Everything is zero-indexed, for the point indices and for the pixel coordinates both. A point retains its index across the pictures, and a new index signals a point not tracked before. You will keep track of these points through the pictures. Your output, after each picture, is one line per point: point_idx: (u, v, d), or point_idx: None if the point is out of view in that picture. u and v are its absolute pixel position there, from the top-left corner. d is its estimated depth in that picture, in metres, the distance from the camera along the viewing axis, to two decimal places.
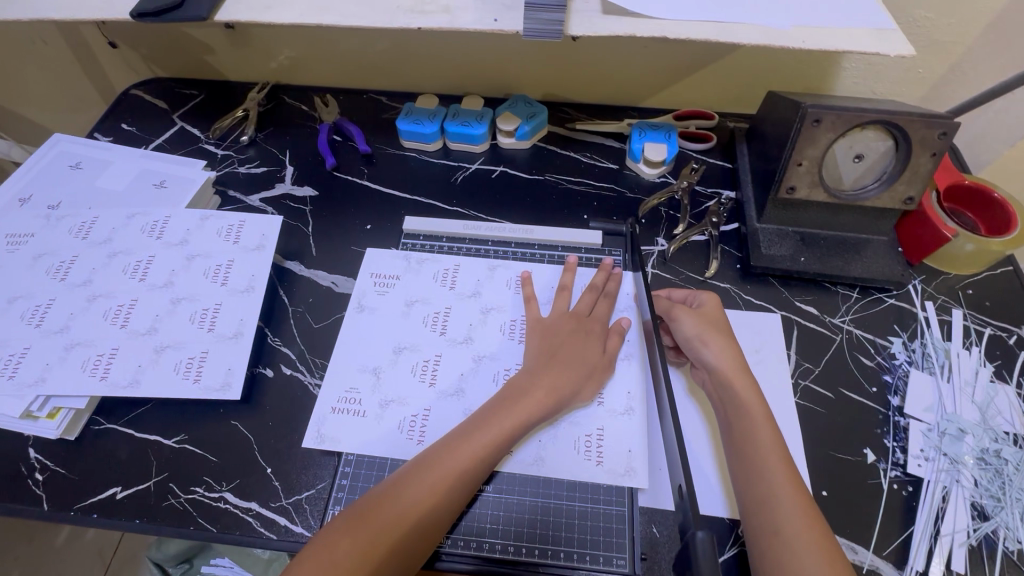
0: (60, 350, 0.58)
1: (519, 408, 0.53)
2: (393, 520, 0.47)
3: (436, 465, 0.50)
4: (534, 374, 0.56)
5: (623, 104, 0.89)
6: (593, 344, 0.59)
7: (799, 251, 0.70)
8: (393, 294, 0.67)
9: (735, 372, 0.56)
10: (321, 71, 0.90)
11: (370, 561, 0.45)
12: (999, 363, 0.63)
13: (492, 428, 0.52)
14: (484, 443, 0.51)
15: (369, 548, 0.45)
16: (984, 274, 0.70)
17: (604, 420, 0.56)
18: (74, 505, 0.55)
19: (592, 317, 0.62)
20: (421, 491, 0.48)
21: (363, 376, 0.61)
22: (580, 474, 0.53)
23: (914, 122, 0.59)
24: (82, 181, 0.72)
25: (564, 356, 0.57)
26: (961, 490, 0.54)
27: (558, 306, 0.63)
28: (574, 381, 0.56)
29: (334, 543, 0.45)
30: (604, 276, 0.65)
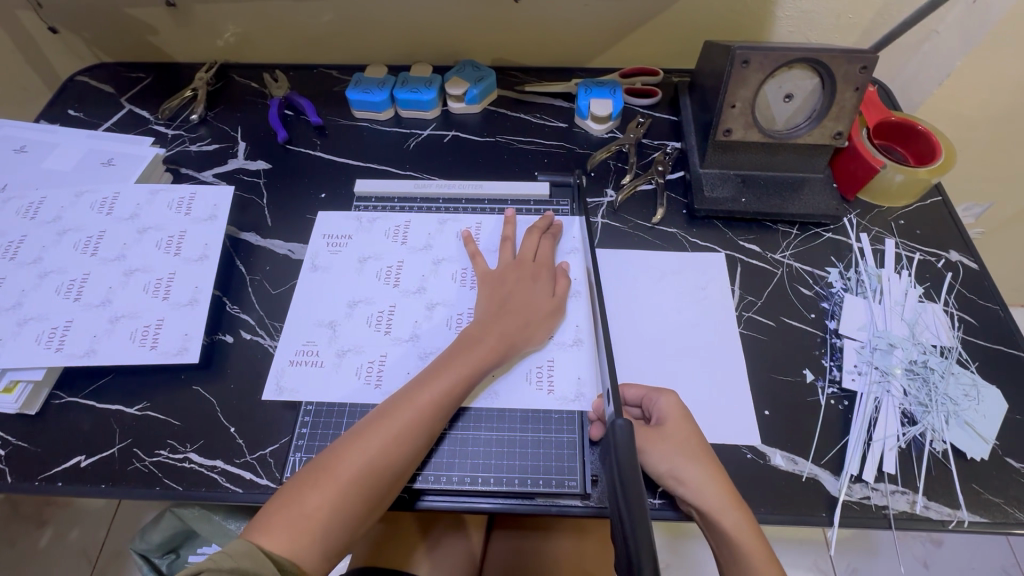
0: (14, 326, 0.59)
1: (474, 353, 0.55)
2: (357, 469, 0.48)
3: (396, 412, 0.51)
4: (487, 321, 0.58)
5: (571, 65, 0.91)
6: (543, 290, 0.61)
7: (740, 192, 0.72)
8: (346, 253, 0.68)
9: (720, 503, 0.48)
10: (268, 47, 0.90)
11: (340, 509, 0.47)
12: (928, 285, 0.67)
13: (449, 373, 0.53)
14: (441, 388, 0.53)
15: (337, 498, 0.47)
16: (915, 206, 0.73)
17: (553, 354, 0.60)
18: (38, 476, 0.55)
19: (538, 261, 0.64)
20: (383, 439, 0.49)
21: (320, 330, 0.63)
22: (534, 405, 0.56)
23: (836, 58, 0.62)
24: (28, 163, 0.72)
25: (516, 302, 0.59)
26: (892, 399, 0.58)
27: (503, 257, 0.64)
28: (526, 326, 0.58)
29: (301, 497, 0.46)
30: (546, 221, 0.68)
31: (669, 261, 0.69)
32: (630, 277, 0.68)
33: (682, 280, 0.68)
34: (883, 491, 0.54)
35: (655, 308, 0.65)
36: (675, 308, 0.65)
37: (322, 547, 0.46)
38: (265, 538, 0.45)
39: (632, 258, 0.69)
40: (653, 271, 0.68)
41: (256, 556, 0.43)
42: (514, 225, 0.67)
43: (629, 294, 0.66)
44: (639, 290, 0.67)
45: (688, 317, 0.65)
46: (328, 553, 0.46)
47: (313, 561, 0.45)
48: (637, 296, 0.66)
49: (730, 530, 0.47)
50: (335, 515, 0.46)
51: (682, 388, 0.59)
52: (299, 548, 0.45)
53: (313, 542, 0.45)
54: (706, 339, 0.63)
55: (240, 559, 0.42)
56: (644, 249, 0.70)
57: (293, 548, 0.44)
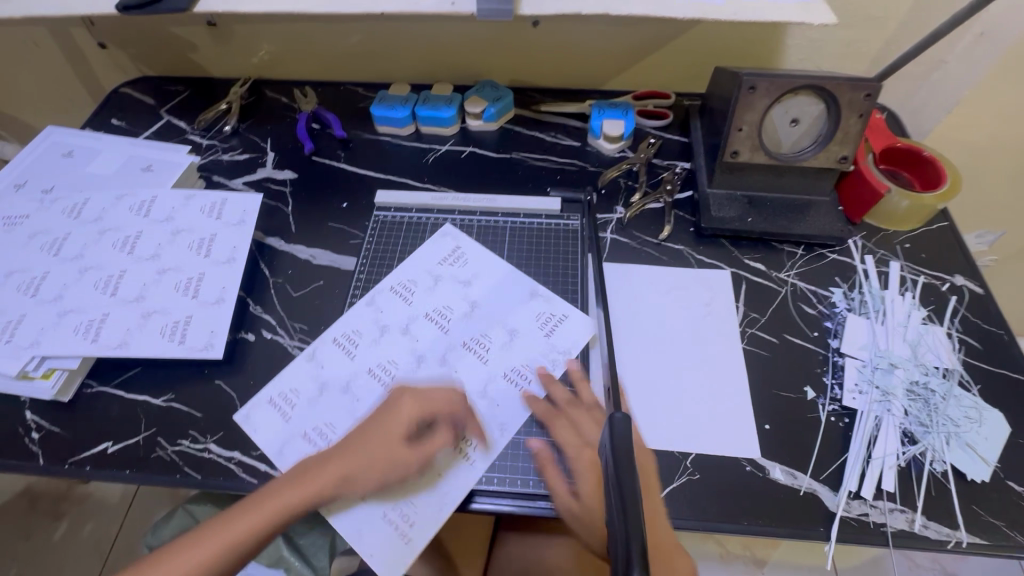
0: (54, 317, 0.63)
1: (365, 445, 0.54)
2: (226, 539, 0.49)
3: (291, 484, 0.52)
4: (393, 406, 0.57)
5: (586, 87, 0.94)
6: (453, 386, 0.59)
7: (746, 212, 0.74)
8: (361, 271, 0.72)
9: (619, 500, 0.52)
10: (299, 65, 0.95)
11: (197, 572, 0.48)
12: (932, 307, 0.68)
13: (353, 455, 0.54)
14: (318, 480, 0.52)
15: (192, 564, 0.48)
16: (920, 230, 0.75)
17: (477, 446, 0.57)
18: (69, 459, 0.59)
19: (475, 359, 0.62)
20: (269, 504, 0.51)
21: (336, 359, 0.64)
22: (421, 514, 0.54)
23: (841, 85, 0.64)
24: (74, 168, 0.77)
25: (417, 400, 0.57)
26: (892, 418, 0.58)
27: (453, 343, 0.62)
28: (428, 419, 0.56)
29: (165, 558, 0.49)
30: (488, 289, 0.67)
31: (676, 277, 0.71)
32: (638, 291, 0.70)
33: (688, 294, 0.69)
34: (881, 509, 0.54)
35: (660, 322, 0.67)
36: (680, 323, 0.67)
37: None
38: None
39: (639, 273, 0.72)
40: (659, 286, 0.70)
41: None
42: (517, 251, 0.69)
43: (634, 307, 0.68)
44: (643, 304, 0.69)
45: (692, 331, 0.66)
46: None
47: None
48: (641, 309, 0.68)
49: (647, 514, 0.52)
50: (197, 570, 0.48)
51: (683, 399, 0.61)
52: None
53: None
54: (708, 353, 0.65)
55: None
56: (651, 264, 0.73)
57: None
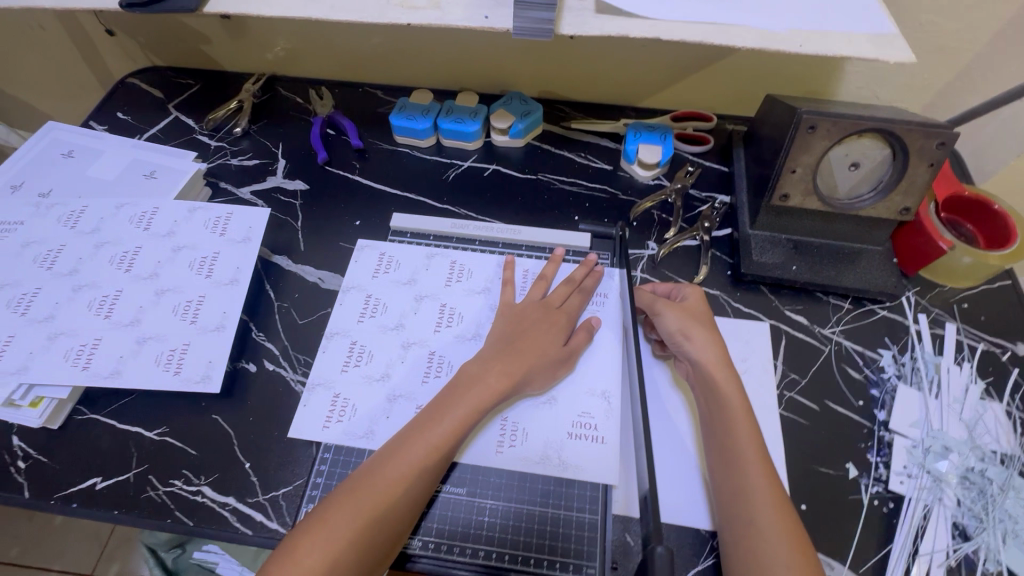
0: (44, 340, 0.59)
1: (477, 391, 0.53)
2: (360, 516, 0.46)
3: (402, 454, 0.49)
4: (495, 357, 0.56)
5: (621, 103, 0.87)
6: (556, 335, 0.59)
7: (791, 259, 0.68)
8: (391, 276, 0.68)
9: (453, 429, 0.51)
10: (316, 64, 0.89)
11: (341, 555, 0.44)
12: (990, 380, 0.62)
13: (452, 413, 0.52)
14: (427, 442, 0.50)
15: (336, 547, 0.44)
16: (980, 288, 0.68)
17: (568, 416, 0.56)
18: (55, 495, 0.55)
19: (562, 309, 0.61)
20: (388, 482, 0.48)
21: (352, 387, 0.60)
22: (523, 462, 0.54)
23: (912, 131, 0.57)
24: (74, 170, 0.72)
25: (523, 346, 0.57)
26: (943, 509, 0.53)
27: (531, 295, 0.63)
28: (533, 368, 0.56)
29: (298, 548, 0.44)
30: (584, 271, 0.65)
31: None
32: None
33: None
34: None
35: None
36: None
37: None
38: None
39: None
40: None
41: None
42: (556, 265, 0.66)
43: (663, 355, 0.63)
44: None
45: None
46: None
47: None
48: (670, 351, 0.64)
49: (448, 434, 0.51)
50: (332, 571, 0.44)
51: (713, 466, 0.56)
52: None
53: None
54: None
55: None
56: None
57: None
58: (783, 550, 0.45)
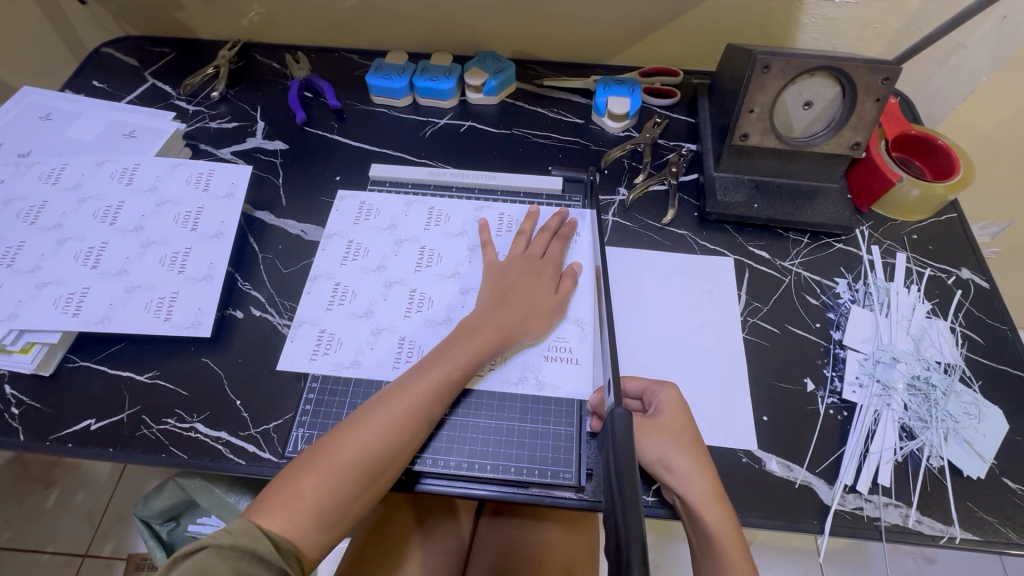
0: (32, 289, 0.60)
1: (473, 343, 0.56)
2: (357, 454, 0.48)
3: (399, 397, 0.52)
4: (493, 311, 0.58)
5: (592, 61, 0.90)
6: (545, 283, 0.62)
7: (753, 198, 0.72)
8: (372, 223, 0.71)
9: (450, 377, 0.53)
10: (291, 28, 0.91)
11: (337, 489, 0.47)
12: (937, 301, 0.66)
13: (448, 361, 0.54)
14: (426, 388, 0.52)
15: (333, 482, 0.47)
16: (929, 221, 0.73)
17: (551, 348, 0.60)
18: (50, 436, 0.57)
19: (546, 258, 0.64)
20: (385, 424, 0.50)
21: (337, 323, 0.63)
22: (503, 383, 0.58)
23: (858, 68, 0.61)
24: (53, 132, 0.73)
25: (515, 297, 0.60)
26: (891, 413, 0.58)
27: (513, 250, 0.65)
28: (528, 318, 0.59)
29: (297, 480, 0.47)
30: (558, 220, 0.68)
31: (679, 263, 0.69)
32: (636, 272, 0.68)
33: (689, 282, 0.68)
34: (876, 503, 0.54)
35: (661, 305, 0.66)
36: (683, 310, 0.65)
37: (321, 527, 0.46)
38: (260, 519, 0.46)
39: (639, 256, 0.70)
40: (660, 272, 0.69)
41: (256, 534, 0.43)
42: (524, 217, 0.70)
43: (632, 286, 0.67)
44: (641, 280, 0.68)
45: (695, 318, 0.65)
46: (325, 534, 0.47)
47: (310, 542, 0.46)
48: (639, 283, 0.67)
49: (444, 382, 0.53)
50: (330, 503, 0.47)
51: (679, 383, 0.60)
52: (302, 528, 0.45)
53: (308, 524, 0.46)
54: (710, 342, 0.63)
55: (238, 535, 0.43)
56: (653, 249, 0.71)
57: (291, 529, 0.45)
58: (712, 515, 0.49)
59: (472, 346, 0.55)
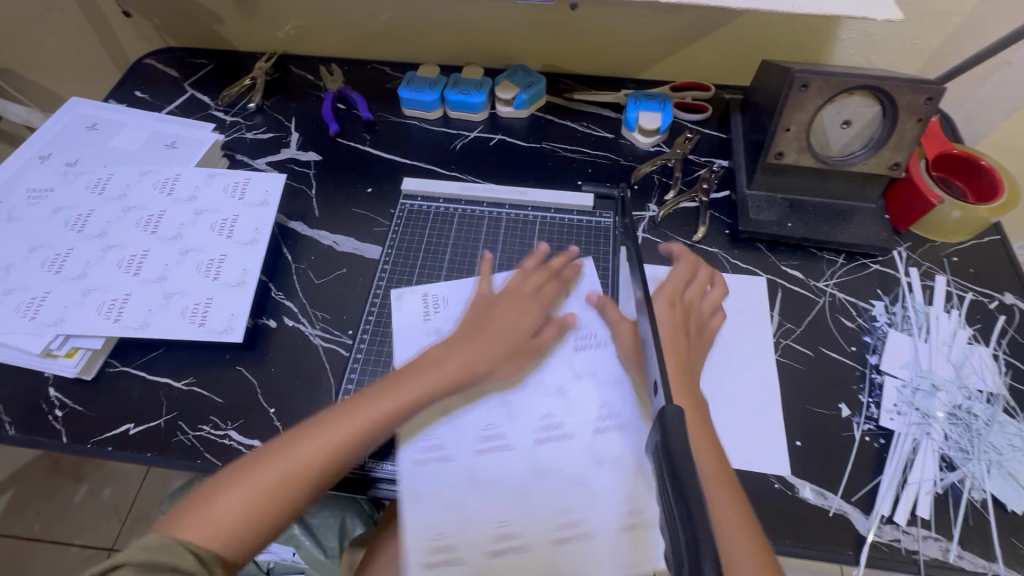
0: (77, 295, 0.62)
1: (424, 376, 0.56)
2: (295, 466, 0.48)
3: (342, 419, 0.51)
4: (465, 339, 0.59)
5: (621, 75, 0.90)
6: (522, 323, 0.61)
7: (787, 217, 0.71)
8: (410, 242, 0.72)
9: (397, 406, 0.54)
10: (326, 41, 0.92)
11: (265, 502, 0.47)
12: (978, 327, 0.65)
13: (395, 393, 0.54)
14: (370, 414, 0.52)
15: (263, 495, 0.47)
16: (970, 242, 0.71)
17: (562, 496, 0.54)
18: (91, 439, 0.59)
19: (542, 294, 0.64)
20: (318, 444, 0.50)
21: (428, 337, 0.63)
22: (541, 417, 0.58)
23: (901, 88, 0.60)
24: (99, 141, 0.76)
25: (498, 326, 0.60)
26: (931, 442, 0.56)
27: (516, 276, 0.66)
28: (502, 347, 0.59)
29: (229, 491, 0.47)
30: (563, 261, 0.67)
31: None
32: None
33: (720, 301, 0.67)
34: (914, 535, 0.52)
35: None
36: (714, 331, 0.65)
37: (243, 538, 0.45)
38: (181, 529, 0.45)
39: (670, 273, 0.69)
40: None
41: (176, 548, 0.42)
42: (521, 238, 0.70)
43: None
44: None
45: (726, 339, 0.64)
46: (248, 544, 0.46)
47: (231, 551, 0.45)
48: None
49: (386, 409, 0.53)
50: (251, 518, 0.46)
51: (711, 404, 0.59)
52: (221, 542, 0.45)
53: (231, 538, 0.45)
54: (741, 363, 0.62)
55: (158, 551, 0.42)
56: None
57: (211, 540, 0.44)
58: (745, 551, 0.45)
59: (424, 371, 0.56)
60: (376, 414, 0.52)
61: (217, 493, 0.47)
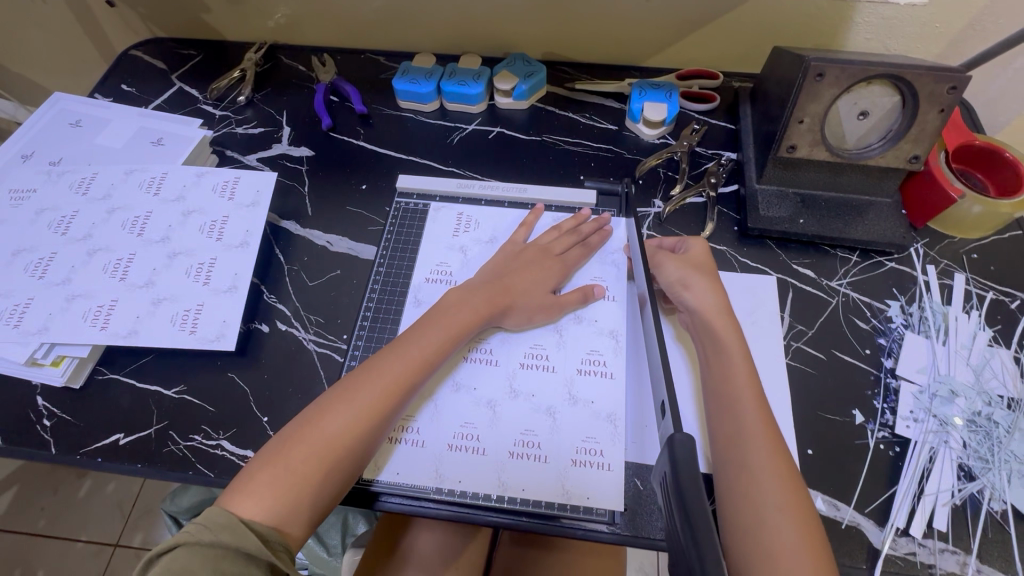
0: (63, 302, 0.60)
1: (456, 318, 0.56)
2: (345, 428, 0.47)
3: (383, 368, 0.51)
4: (478, 289, 0.58)
5: (625, 64, 0.87)
6: (546, 281, 0.61)
7: (798, 213, 0.68)
8: (408, 232, 0.70)
9: (434, 348, 0.53)
10: (317, 30, 0.89)
11: (325, 463, 0.46)
12: (999, 328, 0.62)
13: (431, 334, 0.54)
14: (410, 360, 0.52)
15: (320, 455, 0.46)
16: (991, 238, 0.68)
17: (531, 415, 0.55)
18: (81, 450, 0.57)
19: (559, 257, 0.63)
20: (368, 395, 0.49)
21: (451, 252, 0.68)
22: (534, 405, 0.56)
23: (922, 76, 0.57)
24: (83, 139, 0.73)
25: (517, 281, 0.60)
26: (949, 451, 0.54)
27: (545, 237, 0.65)
28: (522, 300, 0.59)
29: (283, 457, 0.46)
30: (593, 226, 0.66)
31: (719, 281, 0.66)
32: None
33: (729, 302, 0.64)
34: (931, 548, 0.50)
35: None
36: None
37: (306, 507, 0.45)
38: (239, 505, 0.43)
39: None
40: None
41: (238, 529, 0.41)
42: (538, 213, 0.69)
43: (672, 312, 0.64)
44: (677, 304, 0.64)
45: None
46: (311, 513, 0.45)
47: (295, 525, 0.44)
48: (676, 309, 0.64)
49: (422, 352, 0.53)
50: (314, 481, 0.45)
51: None
52: (286, 509, 0.44)
53: (296, 504, 0.44)
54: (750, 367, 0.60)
55: (219, 531, 0.41)
56: None
57: (276, 511, 0.44)
58: (773, 492, 0.45)
59: (454, 317, 0.56)
60: (415, 359, 0.52)
61: (272, 460, 0.46)
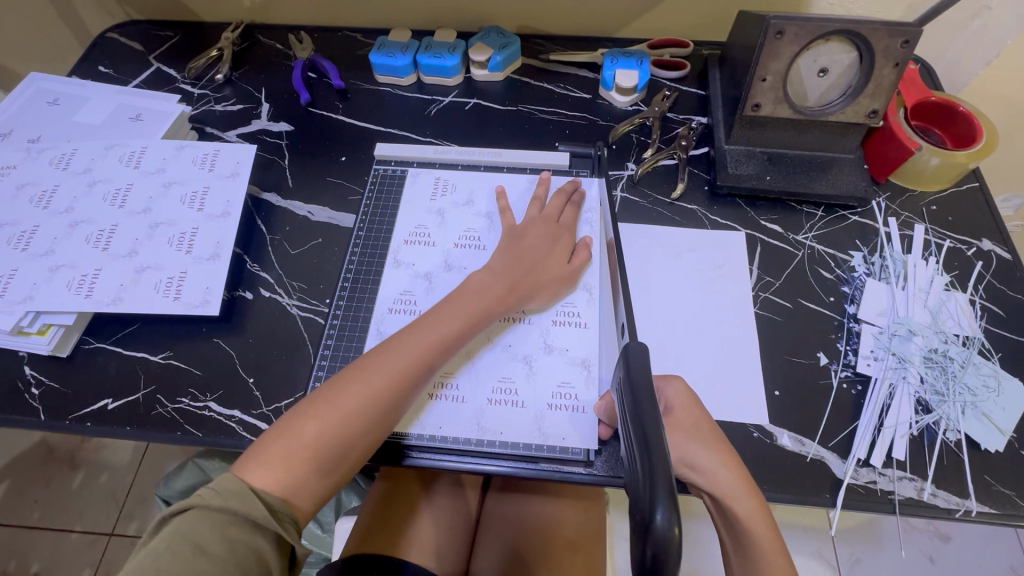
0: (46, 272, 0.61)
1: (474, 302, 0.56)
2: (358, 407, 0.48)
3: (399, 350, 0.51)
4: (500, 272, 0.58)
5: (598, 35, 0.88)
6: (560, 253, 0.62)
7: (765, 170, 0.70)
8: (390, 199, 0.71)
9: (453, 333, 0.53)
10: (293, 8, 0.89)
11: (336, 441, 0.47)
12: (956, 274, 0.65)
13: (450, 318, 0.54)
14: (427, 344, 0.52)
15: (332, 432, 0.46)
16: (950, 191, 0.71)
17: (508, 364, 0.57)
18: (70, 415, 0.58)
19: (561, 224, 0.64)
20: (383, 377, 0.49)
21: (430, 216, 0.69)
22: (512, 355, 0.58)
23: (876, 31, 0.59)
24: (61, 116, 0.74)
25: (528, 260, 0.60)
26: (907, 386, 0.57)
27: (530, 213, 0.65)
28: (537, 283, 0.59)
29: (297, 429, 0.46)
30: (573, 184, 0.68)
31: (689, 237, 0.68)
32: (646, 250, 0.67)
33: (700, 257, 0.67)
34: (890, 477, 0.53)
35: (672, 287, 0.64)
36: (695, 285, 0.65)
37: (315, 481, 0.45)
38: (251, 474, 0.44)
39: (648, 232, 0.69)
40: (670, 248, 0.67)
41: (246, 496, 0.42)
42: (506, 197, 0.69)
43: (645, 267, 0.66)
44: (651, 261, 0.66)
45: (706, 295, 0.64)
46: (319, 489, 0.46)
47: (303, 497, 0.45)
48: (649, 265, 0.66)
49: (440, 337, 0.53)
50: (324, 457, 0.46)
51: (693, 359, 0.60)
52: (296, 482, 0.45)
53: (305, 478, 0.45)
54: (720, 317, 0.62)
55: (229, 498, 0.41)
56: (663, 225, 0.69)
57: (286, 484, 0.44)
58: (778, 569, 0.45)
59: (472, 303, 0.55)
60: (431, 344, 0.52)
61: (286, 432, 0.46)
